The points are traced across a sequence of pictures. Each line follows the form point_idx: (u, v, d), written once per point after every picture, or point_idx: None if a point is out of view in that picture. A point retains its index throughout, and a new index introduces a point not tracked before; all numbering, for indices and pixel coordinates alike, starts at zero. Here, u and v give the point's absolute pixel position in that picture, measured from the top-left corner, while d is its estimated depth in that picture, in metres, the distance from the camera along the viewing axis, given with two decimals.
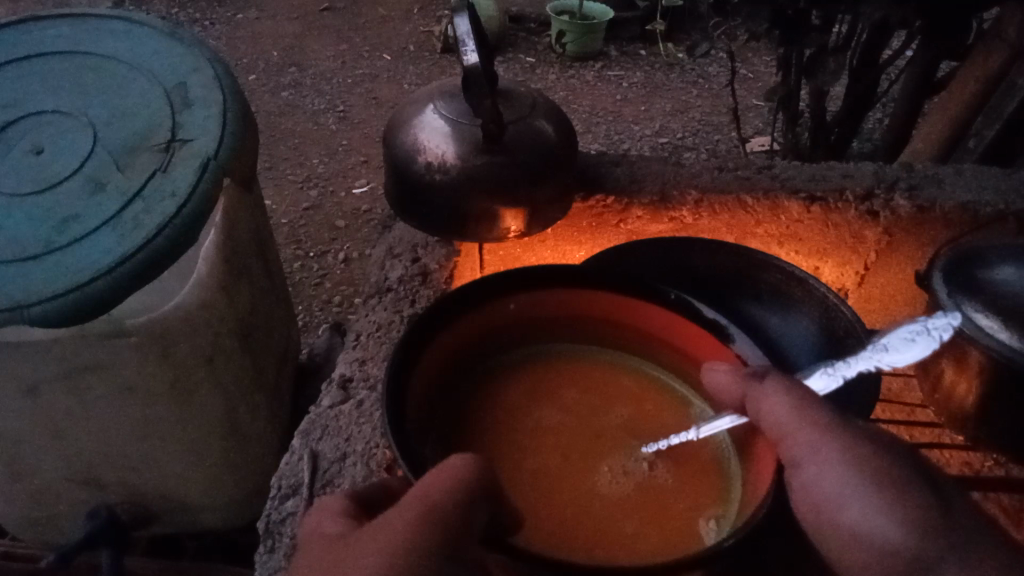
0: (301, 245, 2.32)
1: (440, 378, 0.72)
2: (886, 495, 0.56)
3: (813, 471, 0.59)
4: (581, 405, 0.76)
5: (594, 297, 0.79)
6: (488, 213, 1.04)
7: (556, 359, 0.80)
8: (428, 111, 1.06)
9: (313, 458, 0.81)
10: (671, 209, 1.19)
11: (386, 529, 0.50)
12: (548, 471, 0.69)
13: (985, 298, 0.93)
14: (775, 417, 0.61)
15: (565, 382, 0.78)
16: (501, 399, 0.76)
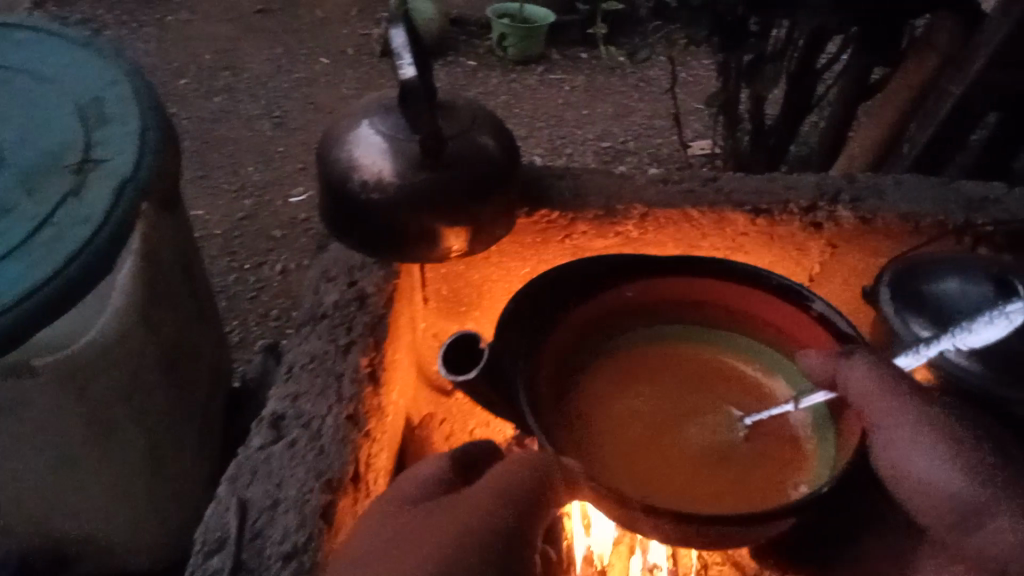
0: (236, 257, 2.24)
1: (568, 355, 0.89)
2: (952, 453, 0.68)
3: (895, 440, 0.70)
4: (679, 383, 0.89)
5: (707, 287, 0.92)
6: (429, 232, 1.00)
7: (659, 343, 0.93)
8: (363, 126, 1.00)
9: (241, 506, 0.76)
10: (616, 223, 1.16)
11: (462, 499, 0.64)
12: (654, 429, 0.83)
13: (930, 313, 0.92)
14: (858, 390, 0.72)
15: (668, 366, 0.91)
16: (610, 374, 0.89)
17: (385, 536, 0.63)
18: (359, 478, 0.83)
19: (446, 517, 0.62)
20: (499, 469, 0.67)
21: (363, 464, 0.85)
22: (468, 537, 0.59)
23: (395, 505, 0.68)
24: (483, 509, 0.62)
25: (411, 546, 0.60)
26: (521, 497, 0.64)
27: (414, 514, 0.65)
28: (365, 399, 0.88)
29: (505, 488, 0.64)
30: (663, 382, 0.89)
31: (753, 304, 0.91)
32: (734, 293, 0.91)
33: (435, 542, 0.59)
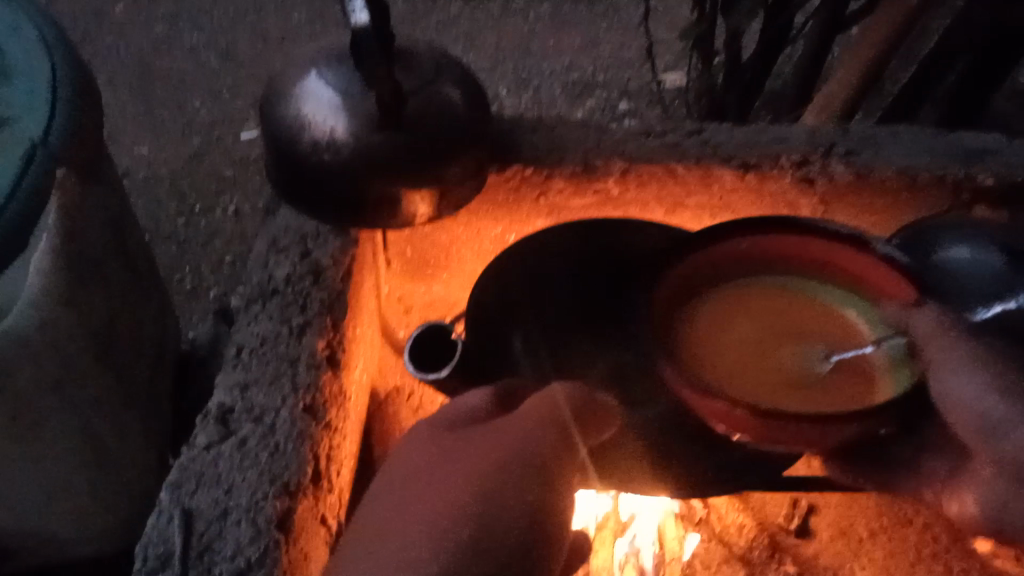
0: (185, 198, 2.05)
1: (677, 303, 0.77)
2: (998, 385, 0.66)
3: (943, 367, 0.67)
4: (775, 325, 0.78)
5: (800, 243, 0.80)
6: (389, 198, 0.90)
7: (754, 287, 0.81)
8: (312, 78, 0.89)
9: (186, 518, 0.67)
10: (594, 180, 1.07)
11: (502, 456, 0.70)
12: (738, 355, 0.75)
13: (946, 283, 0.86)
14: (914, 327, 0.72)
15: (759, 305, 0.80)
16: (710, 320, 0.77)
17: (436, 471, 0.70)
18: (320, 477, 0.75)
19: (484, 457, 0.70)
20: (532, 403, 0.73)
21: (324, 460, 0.76)
22: (508, 466, 0.68)
23: (438, 435, 0.74)
24: (518, 437, 0.71)
25: (456, 477, 0.69)
26: (556, 424, 0.71)
27: (458, 446, 0.72)
28: (324, 386, 0.79)
29: (540, 416, 0.72)
30: (753, 316, 0.79)
31: (855, 260, 0.78)
32: (830, 248, 0.80)
33: (473, 468, 0.69)
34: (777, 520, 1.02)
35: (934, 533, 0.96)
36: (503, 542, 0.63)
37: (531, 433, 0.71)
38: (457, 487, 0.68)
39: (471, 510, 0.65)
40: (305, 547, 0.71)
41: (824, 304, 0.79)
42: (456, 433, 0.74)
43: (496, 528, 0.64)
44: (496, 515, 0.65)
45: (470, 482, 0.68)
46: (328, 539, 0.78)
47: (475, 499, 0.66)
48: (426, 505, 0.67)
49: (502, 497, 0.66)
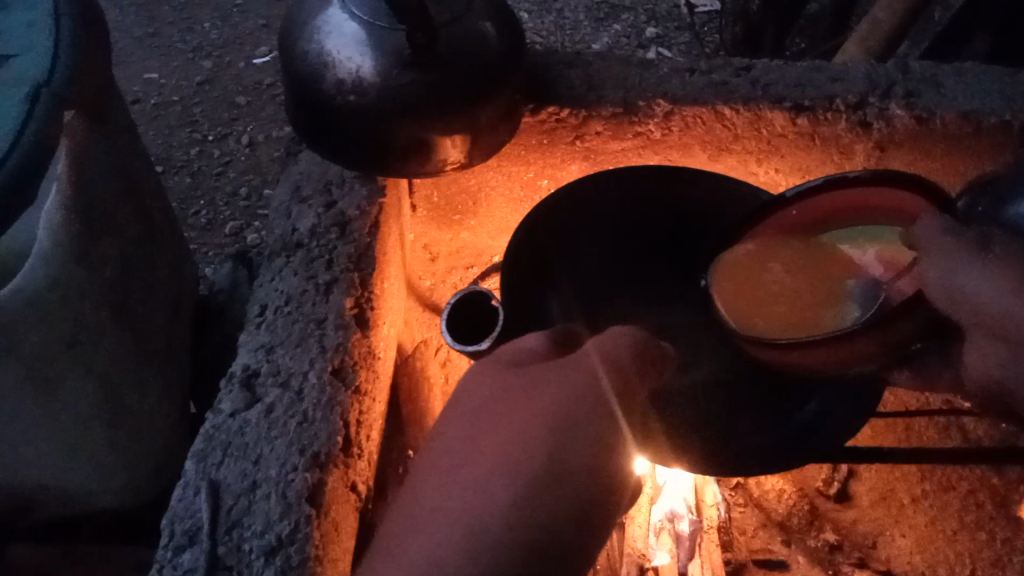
0: (196, 127, 1.97)
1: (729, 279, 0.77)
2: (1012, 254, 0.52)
3: (941, 266, 0.55)
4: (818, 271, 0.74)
5: (827, 198, 0.72)
6: (419, 143, 0.84)
7: (787, 247, 0.76)
8: (334, 9, 0.81)
9: (213, 490, 0.65)
10: (636, 123, 1.00)
11: (564, 388, 0.55)
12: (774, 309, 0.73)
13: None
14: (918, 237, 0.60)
15: (798, 262, 0.75)
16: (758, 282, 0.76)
17: (487, 402, 0.56)
18: (351, 444, 0.71)
19: (548, 400, 0.55)
20: (594, 343, 0.59)
21: (355, 426, 0.72)
22: (578, 407, 0.54)
23: (489, 365, 0.59)
24: (586, 375, 0.56)
25: (514, 423, 0.54)
26: (626, 368, 0.58)
27: (513, 378, 0.57)
28: (353, 348, 0.75)
29: (609, 354, 0.58)
30: (787, 271, 0.75)
31: (882, 194, 0.69)
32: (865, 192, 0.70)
33: (535, 411, 0.54)
34: (815, 484, 1.00)
35: (979, 499, 0.91)
36: (576, 499, 0.50)
37: (604, 374, 0.56)
38: (523, 428, 0.53)
39: (541, 458, 0.51)
40: (337, 518, 0.68)
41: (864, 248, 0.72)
42: (514, 365, 0.59)
43: (566, 484, 0.51)
44: (568, 467, 0.51)
45: (537, 422, 0.53)
46: (359, 504, 0.75)
47: (544, 445, 0.52)
48: (485, 450, 0.53)
49: (571, 442, 0.53)
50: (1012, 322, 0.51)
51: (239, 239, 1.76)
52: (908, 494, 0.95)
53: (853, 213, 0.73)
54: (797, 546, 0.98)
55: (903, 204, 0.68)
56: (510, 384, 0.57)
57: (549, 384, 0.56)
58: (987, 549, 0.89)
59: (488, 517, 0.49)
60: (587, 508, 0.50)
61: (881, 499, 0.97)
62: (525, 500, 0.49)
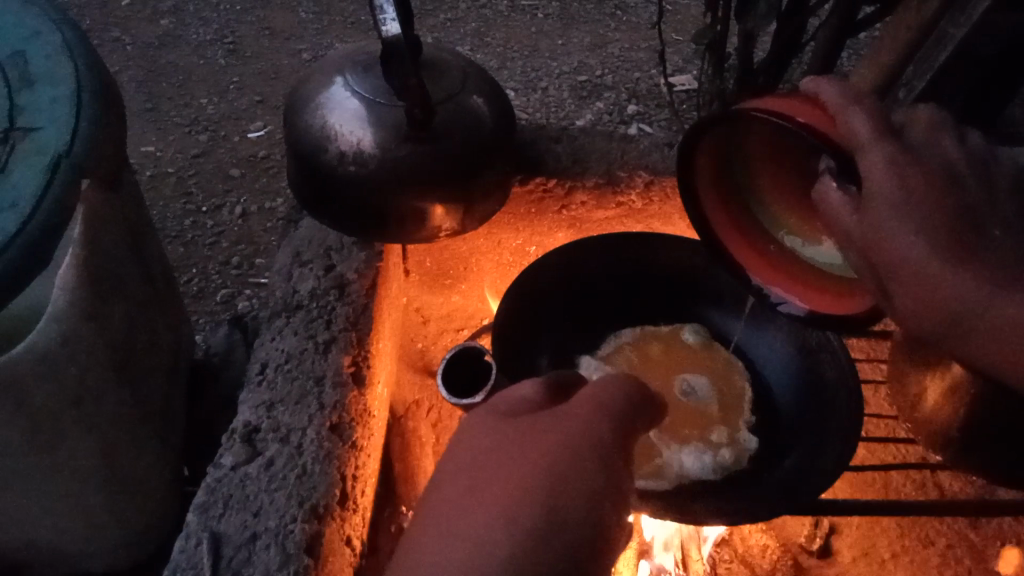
0: (190, 198, 2.02)
1: (723, 193, 0.75)
2: (930, 254, 0.55)
3: (904, 286, 0.57)
4: (788, 155, 0.67)
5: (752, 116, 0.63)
6: (414, 211, 0.89)
7: (747, 156, 0.71)
8: (337, 87, 0.87)
9: (214, 542, 0.67)
10: (619, 193, 1.06)
11: (557, 426, 0.59)
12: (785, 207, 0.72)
13: None
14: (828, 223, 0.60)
15: (754, 171, 0.72)
16: (754, 183, 0.73)
17: (485, 449, 0.58)
18: (347, 498, 0.74)
19: (546, 437, 0.58)
20: (587, 392, 0.63)
21: (351, 480, 0.75)
22: (573, 447, 0.57)
23: (488, 415, 0.62)
24: (580, 423, 0.59)
25: (508, 466, 0.55)
26: (616, 415, 0.61)
27: (509, 428, 0.60)
28: (350, 405, 0.78)
29: (602, 403, 0.62)
30: (770, 169, 0.70)
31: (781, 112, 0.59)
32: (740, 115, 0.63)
33: (533, 447, 0.57)
34: (798, 539, 1.00)
35: (957, 555, 0.93)
36: (578, 538, 0.51)
37: (599, 421, 0.60)
38: (520, 471, 0.54)
39: (540, 498, 0.52)
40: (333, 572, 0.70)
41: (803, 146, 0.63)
42: (512, 414, 0.62)
43: (565, 527, 0.51)
44: (564, 510, 0.52)
45: (532, 467, 0.55)
46: (353, 560, 0.77)
47: (542, 490, 0.53)
48: (484, 494, 0.54)
49: (567, 485, 0.54)
50: (972, 301, 0.55)
51: (231, 306, 1.79)
52: (891, 550, 0.96)
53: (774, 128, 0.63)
54: None
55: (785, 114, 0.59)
56: (507, 429, 0.59)
57: (546, 429, 0.58)
58: None
59: (486, 557, 0.49)
60: (587, 552, 0.51)
61: (860, 556, 0.98)
62: (524, 544, 0.50)
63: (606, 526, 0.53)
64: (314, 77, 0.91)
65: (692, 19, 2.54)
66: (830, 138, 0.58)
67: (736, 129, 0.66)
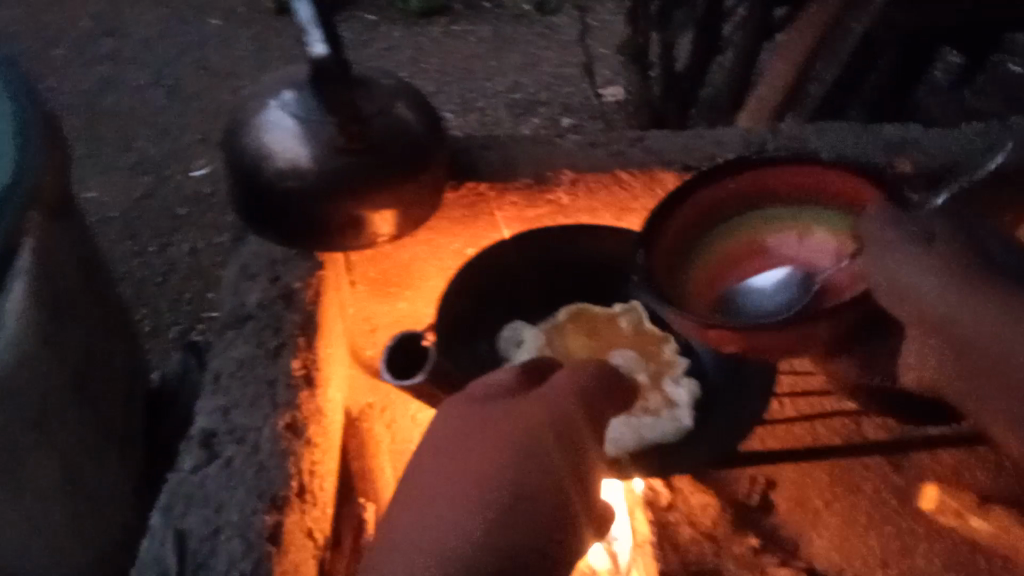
0: (137, 239, 2.04)
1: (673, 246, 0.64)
2: (958, 298, 0.47)
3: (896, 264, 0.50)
4: (753, 248, 0.64)
5: (800, 172, 0.63)
6: (353, 219, 0.94)
7: (713, 225, 0.65)
8: (273, 109, 0.92)
9: (178, 538, 0.71)
10: (546, 191, 1.13)
11: (532, 407, 0.63)
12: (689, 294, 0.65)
13: None
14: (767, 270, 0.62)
15: (708, 249, 0.65)
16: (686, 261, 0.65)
17: (455, 431, 0.64)
18: (305, 490, 0.78)
19: (521, 421, 0.62)
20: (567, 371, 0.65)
21: (307, 475, 0.79)
22: (539, 428, 0.61)
23: (463, 401, 0.67)
24: (547, 404, 0.62)
25: (484, 455, 0.61)
26: (588, 394, 0.63)
27: (483, 414, 0.65)
28: (301, 405, 0.82)
29: (578, 388, 0.63)
30: (720, 251, 0.64)
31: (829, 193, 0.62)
32: (793, 173, 0.63)
33: (508, 436, 0.61)
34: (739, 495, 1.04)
35: (884, 496, 1.01)
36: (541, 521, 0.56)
37: (568, 397, 0.62)
38: (489, 460, 0.60)
39: (508, 487, 0.58)
40: (295, 560, 0.74)
41: (808, 230, 0.63)
42: (485, 401, 0.66)
43: (526, 506, 0.57)
44: (533, 495, 0.57)
45: (501, 458, 0.60)
46: (316, 552, 0.81)
47: (508, 485, 0.58)
48: (449, 490, 0.60)
49: (529, 470, 0.59)
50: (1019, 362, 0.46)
51: (185, 339, 1.81)
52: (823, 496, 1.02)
53: (787, 197, 0.64)
54: (726, 555, 0.99)
55: (822, 173, 0.63)
56: (477, 417, 0.65)
57: (519, 414, 0.63)
58: (894, 541, 0.98)
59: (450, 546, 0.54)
60: (551, 528, 0.56)
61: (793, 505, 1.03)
62: (491, 525, 0.56)
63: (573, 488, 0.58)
64: (251, 101, 0.96)
65: (618, 33, 2.64)
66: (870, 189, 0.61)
67: (754, 195, 0.64)
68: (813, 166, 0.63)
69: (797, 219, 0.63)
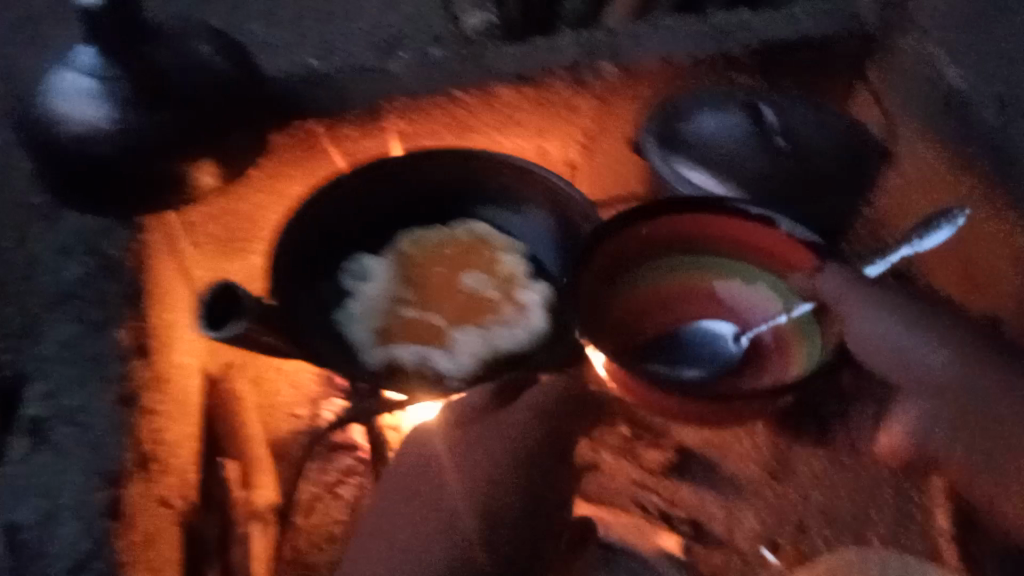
0: None
1: (607, 274, 0.70)
2: (958, 363, 0.76)
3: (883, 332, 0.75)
4: (658, 297, 0.72)
5: (701, 221, 0.71)
6: (174, 175, 0.89)
7: (619, 275, 0.71)
8: (58, 72, 0.84)
9: (8, 532, 0.67)
10: (380, 119, 1.11)
11: (495, 428, 0.77)
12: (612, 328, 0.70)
13: (692, 155, 0.87)
14: (847, 328, 0.74)
15: (631, 292, 0.71)
16: (616, 304, 0.70)
17: (441, 448, 0.78)
18: (152, 458, 0.77)
19: (492, 439, 0.76)
20: (531, 386, 0.79)
21: (150, 446, 0.77)
22: (515, 453, 0.75)
23: (440, 410, 0.82)
24: (516, 419, 0.77)
25: (457, 471, 0.76)
26: (549, 417, 0.78)
27: (461, 427, 0.78)
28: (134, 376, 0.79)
29: (541, 409, 0.78)
30: (631, 295, 0.71)
31: (770, 238, 0.70)
32: (724, 223, 0.71)
33: (479, 448, 0.76)
34: None
35: None
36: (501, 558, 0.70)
37: (534, 422, 0.77)
38: (464, 479, 0.75)
39: (479, 517, 0.72)
40: (145, 532, 0.73)
41: (742, 289, 0.72)
42: (467, 420, 0.78)
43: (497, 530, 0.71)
44: (500, 518, 0.72)
45: (473, 478, 0.75)
46: (175, 518, 0.80)
47: (479, 509, 0.72)
48: (431, 489, 0.75)
49: (498, 488, 0.74)
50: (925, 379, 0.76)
51: None
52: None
53: (753, 250, 0.71)
54: (602, 450, 0.98)
55: (788, 255, 0.70)
56: (454, 425, 0.79)
57: (489, 426, 0.77)
58: None
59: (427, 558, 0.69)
60: (495, 529, 0.71)
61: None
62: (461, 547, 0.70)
63: (555, 494, 0.76)
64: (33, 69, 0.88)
65: None
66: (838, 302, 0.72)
67: (656, 233, 0.71)
68: (751, 218, 0.70)
69: (735, 279, 0.72)
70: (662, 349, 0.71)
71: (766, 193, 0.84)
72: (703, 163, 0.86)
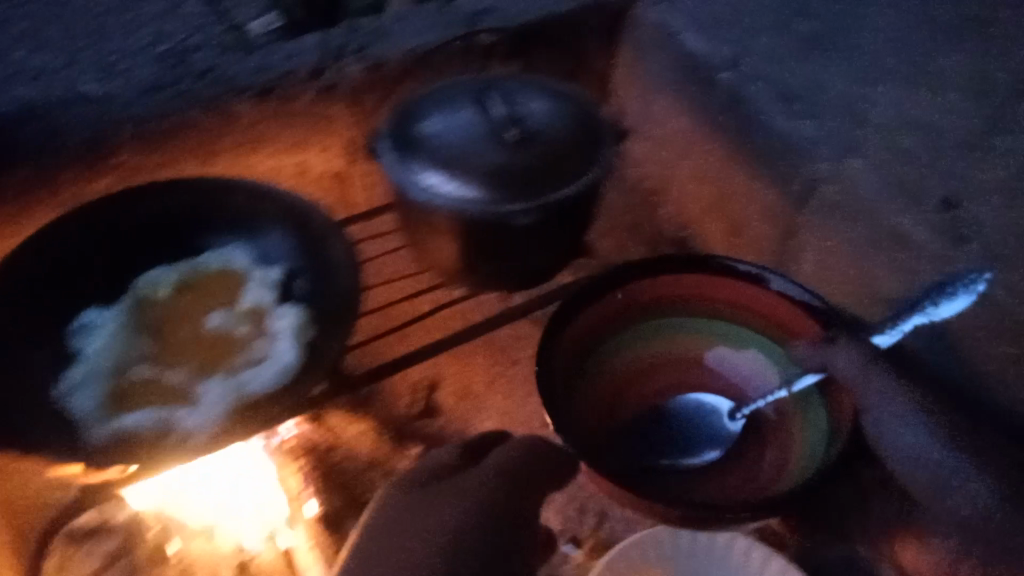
0: None
1: (575, 342, 0.77)
2: (940, 453, 0.72)
3: (903, 430, 0.73)
4: (674, 362, 0.79)
5: (699, 284, 0.79)
6: None
7: (651, 313, 0.80)
8: None
9: None
10: (99, 161, 0.93)
11: (453, 490, 0.77)
12: (601, 406, 0.77)
13: (426, 155, 0.83)
14: (876, 432, 0.74)
15: (640, 352, 0.79)
16: (612, 372, 0.78)
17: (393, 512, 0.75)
18: None
19: (454, 497, 0.76)
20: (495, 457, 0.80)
21: None
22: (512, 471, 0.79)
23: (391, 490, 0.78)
24: (478, 483, 0.77)
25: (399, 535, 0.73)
26: (512, 472, 0.78)
27: (416, 496, 0.76)
28: None
29: (504, 466, 0.79)
30: (638, 356, 0.79)
31: (734, 290, 0.78)
32: (712, 282, 0.78)
33: (442, 507, 0.74)
34: (397, 410, 0.96)
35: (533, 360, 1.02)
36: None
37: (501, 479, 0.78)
38: (415, 529, 0.73)
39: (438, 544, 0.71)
40: None
41: (741, 357, 0.79)
42: (419, 488, 0.78)
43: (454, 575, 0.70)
44: (462, 551, 0.71)
45: (417, 534, 0.72)
46: None
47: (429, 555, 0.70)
48: (383, 551, 0.72)
49: (456, 534, 0.72)
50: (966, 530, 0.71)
51: None
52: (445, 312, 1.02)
53: (729, 307, 0.79)
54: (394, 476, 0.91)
55: (752, 304, 0.78)
56: (410, 499, 0.76)
57: (444, 498, 0.76)
58: None
59: None
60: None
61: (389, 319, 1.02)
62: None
63: (527, 532, 0.78)
64: None
65: None
66: (794, 332, 0.76)
67: (664, 322, 0.80)
68: (744, 278, 0.77)
69: (729, 343, 0.79)
70: (655, 425, 0.77)
71: (507, 181, 0.81)
72: (442, 177, 0.82)
